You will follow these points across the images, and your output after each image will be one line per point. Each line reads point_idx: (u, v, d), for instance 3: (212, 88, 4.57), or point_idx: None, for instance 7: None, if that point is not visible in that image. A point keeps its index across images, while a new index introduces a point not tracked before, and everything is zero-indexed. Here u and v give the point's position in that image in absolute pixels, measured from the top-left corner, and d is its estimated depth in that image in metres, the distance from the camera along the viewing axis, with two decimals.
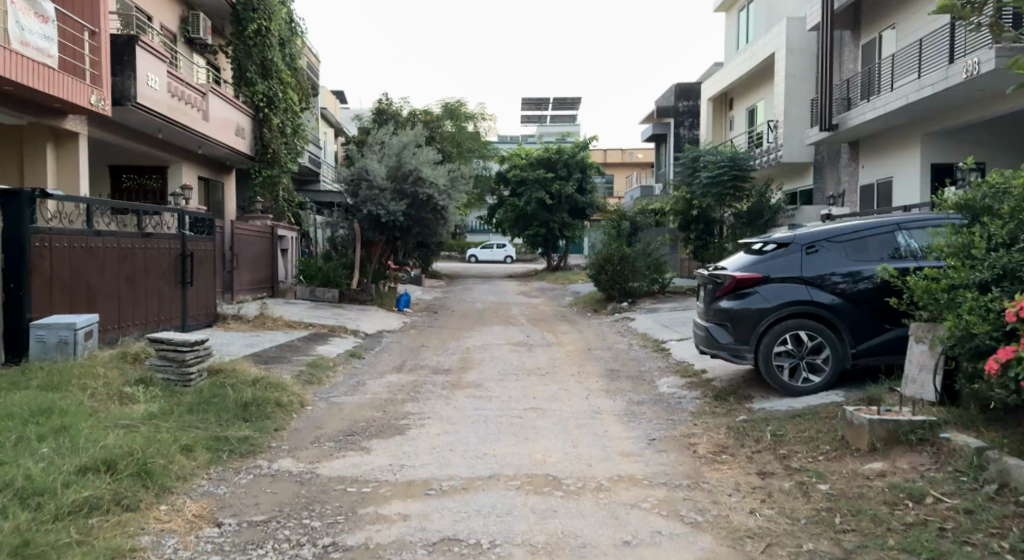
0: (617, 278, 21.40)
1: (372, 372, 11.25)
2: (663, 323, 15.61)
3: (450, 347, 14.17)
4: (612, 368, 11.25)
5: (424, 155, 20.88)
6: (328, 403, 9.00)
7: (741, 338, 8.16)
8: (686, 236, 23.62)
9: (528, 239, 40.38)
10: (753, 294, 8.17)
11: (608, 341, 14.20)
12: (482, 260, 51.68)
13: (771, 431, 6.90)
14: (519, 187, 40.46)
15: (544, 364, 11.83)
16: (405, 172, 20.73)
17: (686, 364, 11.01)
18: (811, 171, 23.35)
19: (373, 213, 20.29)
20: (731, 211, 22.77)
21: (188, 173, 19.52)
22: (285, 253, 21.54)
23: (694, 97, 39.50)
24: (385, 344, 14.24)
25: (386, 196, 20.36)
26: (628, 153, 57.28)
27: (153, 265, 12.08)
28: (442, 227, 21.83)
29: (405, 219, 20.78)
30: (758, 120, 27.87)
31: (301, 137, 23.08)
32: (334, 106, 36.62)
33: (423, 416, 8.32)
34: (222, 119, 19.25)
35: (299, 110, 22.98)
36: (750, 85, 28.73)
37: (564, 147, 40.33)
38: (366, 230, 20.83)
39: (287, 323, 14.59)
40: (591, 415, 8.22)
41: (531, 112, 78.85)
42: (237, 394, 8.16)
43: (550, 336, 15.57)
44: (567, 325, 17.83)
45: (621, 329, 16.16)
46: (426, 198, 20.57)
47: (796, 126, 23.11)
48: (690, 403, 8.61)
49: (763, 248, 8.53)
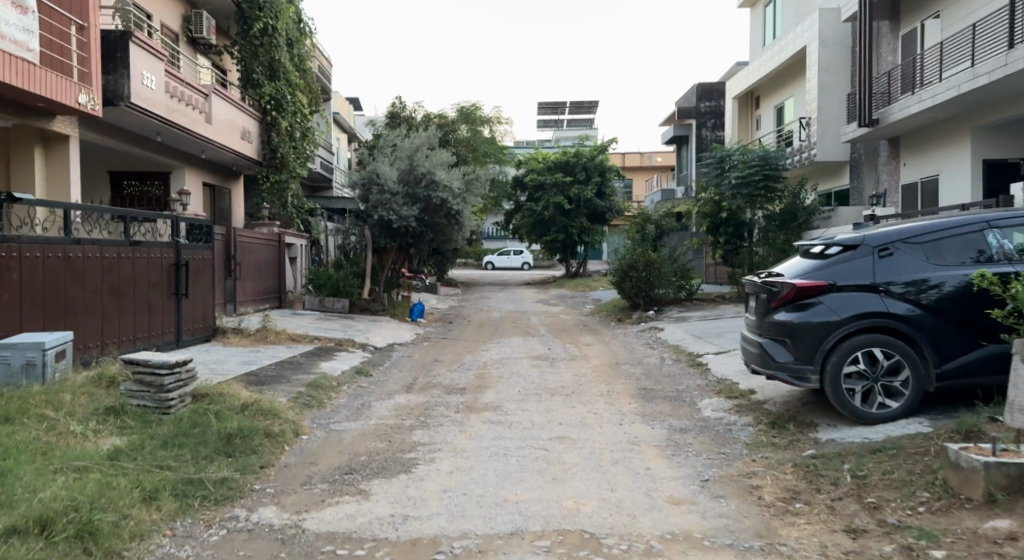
0: (642, 285, 20.19)
1: (380, 392, 10.18)
2: (696, 334, 14.43)
3: (466, 362, 13.08)
4: (645, 386, 10.10)
5: (438, 156, 19.83)
6: (327, 431, 7.94)
7: (804, 356, 7.04)
8: (715, 240, 22.49)
9: (546, 245, 39.27)
10: (817, 305, 7.04)
11: (637, 355, 13.05)
12: (499, 267, 50.63)
13: (851, 471, 5.77)
14: (537, 191, 39.38)
15: (569, 382, 10.70)
16: (418, 175, 19.66)
17: (729, 382, 9.83)
18: (847, 170, 22.09)
19: (384, 218, 19.27)
20: (762, 213, 21.59)
21: (190, 179, 18.60)
22: (293, 261, 20.59)
23: (716, 97, 38.23)
24: (395, 359, 13.16)
25: (398, 201, 19.36)
26: (647, 157, 56.00)
27: (142, 275, 11.08)
28: (457, 233, 20.78)
29: (417, 225, 19.72)
30: (789, 118, 26.55)
31: (310, 142, 22.05)
32: (347, 110, 35.67)
33: (433, 448, 7.23)
34: (227, 121, 18.32)
35: (308, 113, 21.95)
36: (779, 82, 27.49)
37: (582, 150, 39.25)
38: (377, 236, 19.81)
39: (291, 337, 13.57)
40: (627, 446, 7.09)
41: (548, 116, 77.83)
42: (221, 424, 7.11)
43: (574, 349, 14.43)
44: (590, 335, 16.70)
45: (650, 340, 15.00)
46: (439, 202, 19.50)
47: (831, 122, 21.87)
48: (741, 431, 7.49)
49: (826, 251, 7.39)
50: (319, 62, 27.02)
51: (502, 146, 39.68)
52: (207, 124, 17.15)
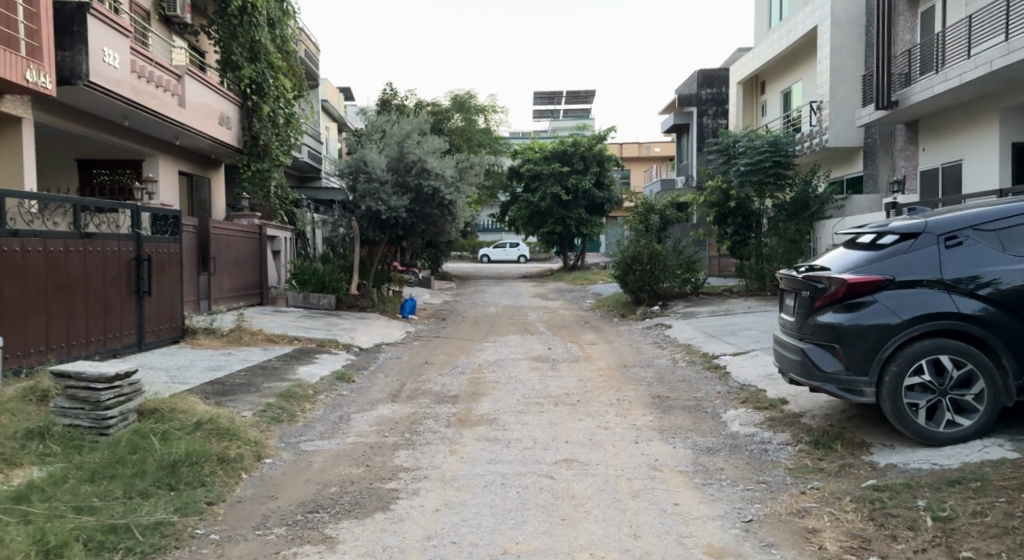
0: (647, 279, 19.02)
1: (362, 402, 9.05)
2: (708, 332, 13.33)
3: (460, 364, 11.96)
4: (659, 394, 8.98)
5: (429, 143, 18.67)
6: (296, 453, 6.82)
7: (856, 365, 5.98)
8: (722, 231, 21.41)
9: (543, 238, 38.13)
10: (871, 304, 5.98)
11: (646, 356, 11.93)
12: (494, 260, 49.44)
13: (929, 511, 4.70)
14: (533, 182, 38.17)
15: (573, 388, 9.58)
16: (408, 164, 18.49)
17: (755, 390, 8.72)
18: (860, 156, 20.97)
19: (372, 209, 18.10)
20: (771, 202, 20.51)
21: (164, 168, 17.41)
22: (276, 255, 19.45)
23: (717, 84, 37.05)
24: (382, 361, 12.02)
25: (387, 189, 18.18)
26: (645, 147, 54.80)
27: (97, 272, 9.93)
28: (450, 225, 19.64)
29: (408, 216, 18.55)
30: (797, 104, 25.36)
31: (295, 128, 20.77)
32: (337, 98, 34.40)
33: (418, 474, 6.12)
34: (202, 105, 17.13)
35: (292, 98, 20.70)
36: (786, 66, 26.37)
37: (580, 139, 38.09)
38: (365, 228, 18.64)
39: (267, 337, 12.43)
40: (648, 472, 6.00)
41: (544, 107, 76.59)
42: (165, 449, 6.00)
43: (576, 349, 13.30)
44: (593, 333, 15.61)
45: (658, 339, 13.89)
46: (431, 191, 18.34)
47: (844, 106, 20.79)
48: (779, 452, 6.40)
49: (879, 242, 6.32)
50: (304, 46, 25.77)
51: (498, 136, 38.48)
52: (180, 108, 15.98)
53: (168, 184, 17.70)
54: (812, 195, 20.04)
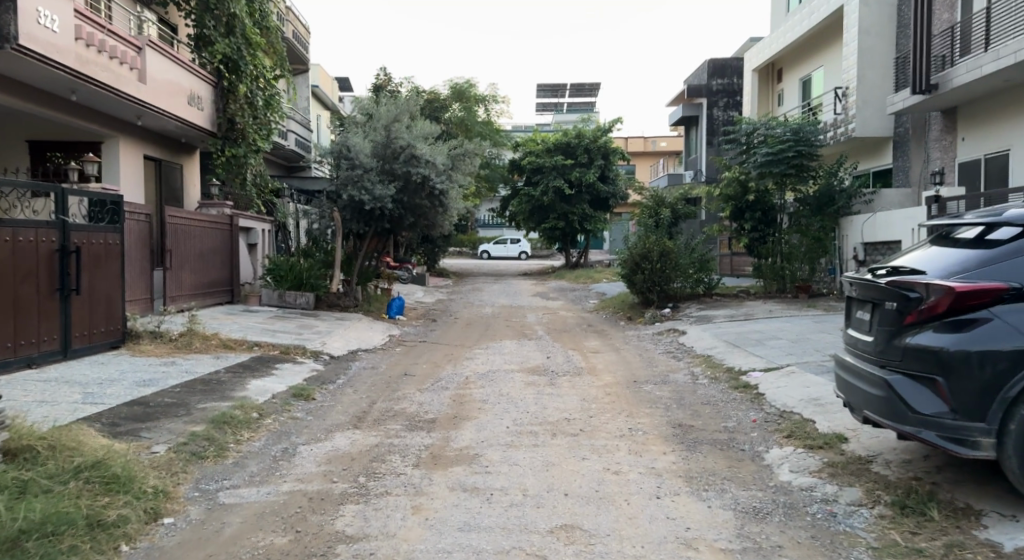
0: (657, 279, 17.30)
1: (316, 429, 7.40)
2: (730, 340, 11.64)
3: (443, 377, 10.29)
4: (681, 422, 7.32)
5: (419, 125, 17.03)
6: (209, 508, 5.18)
7: (965, 405, 4.39)
8: (738, 227, 19.71)
9: (545, 233, 36.49)
10: (988, 323, 4.39)
11: (658, 369, 10.26)
12: (494, 257, 47.79)
13: None
14: (535, 175, 36.47)
15: (574, 412, 7.91)
16: (396, 149, 16.81)
17: (799, 420, 7.05)
18: (890, 147, 19.29)
19: (355, 198, 16.41)
20: (793, 196, 18.81)
21: (126, 152, 15.80)
22: (253, 248, 17.82)
23: (729, 74, 35.34)
24: (353, 373, 10.37)
25: (372, 176, 16.50)
26: (651, 141, 53.08)
27: (5, 264, 8.35)
28: (442, 217, 17.98)
29: (394, 207, 16.88)
30: (818, 91, 23.67)
31: (275, 110, 19.25)
32: (330, 85, 32.73)
33: (363, 547, 4.49)
34: (169, 83, 15.53)
35: (272, 78, 19.14)
36: (806, 51, 24.65)
37: (584, 131, 36.42)
38: (348, 220, 16.97)
39: (223, 343, 10.78)
40: (677, 552, 4.33)
41: (547, 100, 74.85)
42: (13, 512, 4.36)
43: (579, 359, 11.62)
44: (598, 339, 13.94)
45: (672, 348, 12.20)
46: (419, 179, 16.66)
47: (872, 92, 19.13)
48: (852, 519, 4.77)
49: (990, 236, 4.69)
50: (291, 27, 24.10)
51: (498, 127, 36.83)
52: (141, 84, 14.38)
53: (131, 169, 16.07)
54: (837, 189, 18.37)
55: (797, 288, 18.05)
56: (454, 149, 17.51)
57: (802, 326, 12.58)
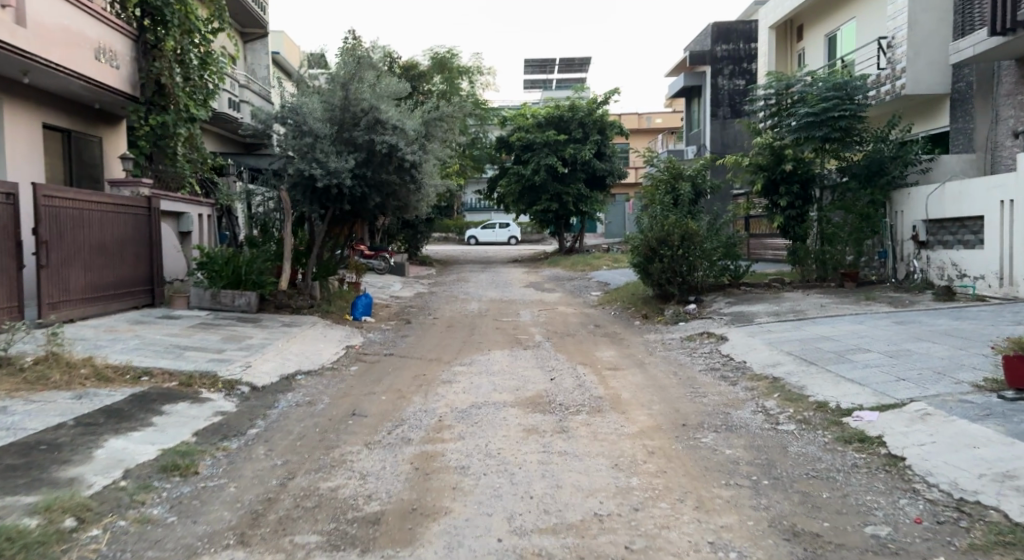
0: (679, 268, 14.21)
1: (173, 547, 4.34)
2: (799, 354, 8.61)
3: (407, 417, 7.23)
4: (794, 527, 4.29)
5: (385, 83, 13.85)
6: None
7: None
8: (769, 203, 16.58)
9: (536, 216, 33.45)
10: None
11: (711, 405, 7.23)
12: (483, 243, 44.75)
13: None
14: (525, 152, 33.31)
15: (606, 498, 4.87)
16: (357, 112, 13.62)
17: (1009, 530, 4.03)
18: (947, 107, 16.27)
19: (304, 173, 13.25)
20: (835, 165, 15.76)
21: (15, 120, 12.61)
22: (185, 236, 14.94)
23: (734, 39, 32.11)
24: (278, 414, 7.31)
25: (325, 145, 13.33)
26: (646, 118, 49.89)
27: None
28: (415, 198, 14.83)
29: (354, 184, 13.70)
30: (851, 48, 20.61)
31: (213, 69, 16.18)
32: (296, 54, 29.37)
33: None
34: (61, 29, 12.33)
35: (209, 31, 15.99)
36: (835, 3, 21.57)
37: (578, 102, 33.20)
38: (298, 202, 13.81)
39: (96, 374, 7.66)
40: None
41: (535, 77, 71.44)
42: None
43: (595, 383, 8.56)
44: (613, 349, 10.87)
45: (716, 364, 9.16)
46: (385, 149, 13.49)
47: (926, 41, 16.23)
48: None
49: None
50: None
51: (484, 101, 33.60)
52: (20, 28, 11.18)
53: (24, 141, 12.88)
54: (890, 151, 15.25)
55: (842, 275, 15.29)
56: (430, 112, 14.35)
57: (884, 329, 9.60)
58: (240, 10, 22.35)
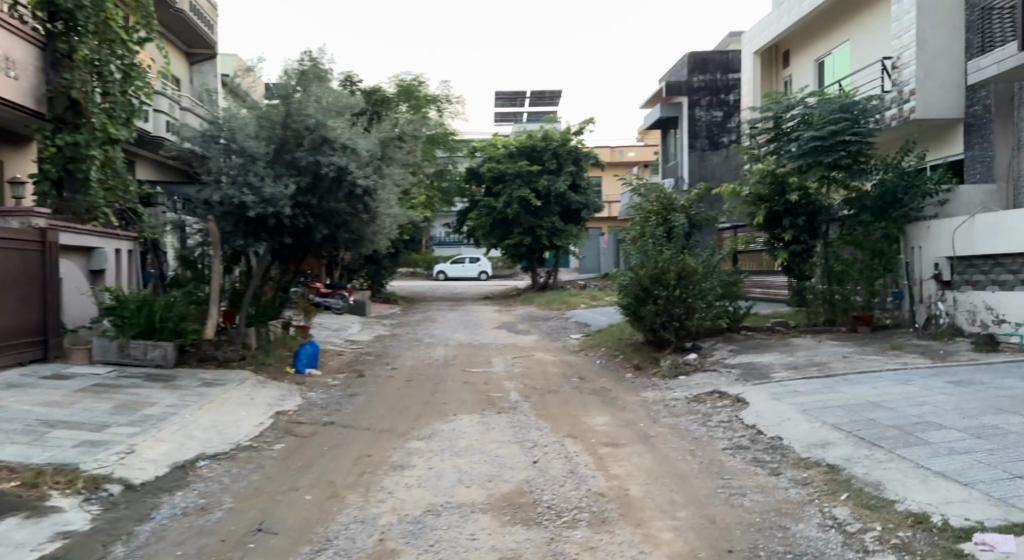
0: (675, 311, 12.26)
1: None
2: (853, 431, 6.66)
3: (337, 534, 5.14)
4: None
5: (334, 97, 11.91)
6: None
7: None
8: (772, 237, 14.72)
9: (507, 251, 31.57)
10: None
11: (757, 512, 5.25)
12: (452, 278, 42.79)
13: None
14: (495, 184, 31.48)
15: None
16: (300, 129, 11.59)
17: None
18: (960, 131, 14.61)
19: (234, 200, 11.19)
20: (844, 196, 14.02)
21: None
22: (97, 274, 12.92)
23: (712, 69, 30.43)
24: (151, 532, 5.17)
25: (260, 167, 11.32)
26: (618, 151, 48.26)
27: None
28: (371, 231, 12.83)
29: (296, 214, 11.65)
30: (845, 72, 19.06)
31: (138, 83, 13.98)
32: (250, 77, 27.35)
33: None
34: None
35: (133, 40, 13.88)
36: (823, 25, 20.09)
37: (551, 132, 31.45)
38: (228, 234, 11.72)
39: None
40: None
41: (506, 109, 70.12)
42: None
43: (592, 470, 6.51)
44: (607, 415, 8.84)
45: (741, 440, 7.17)
46: (333, 173, 11.48)
47: (941, 59, 14.57)
48: None
49: None
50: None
51: (451, 131, 31.73)
52: None
53: None
54: (907, 169, 13.44)
55: (856, 318, 13.48)
56: (387, 130, 12.43)
57: (946, 393, 7.70)
58: (184, 28, 20.29)
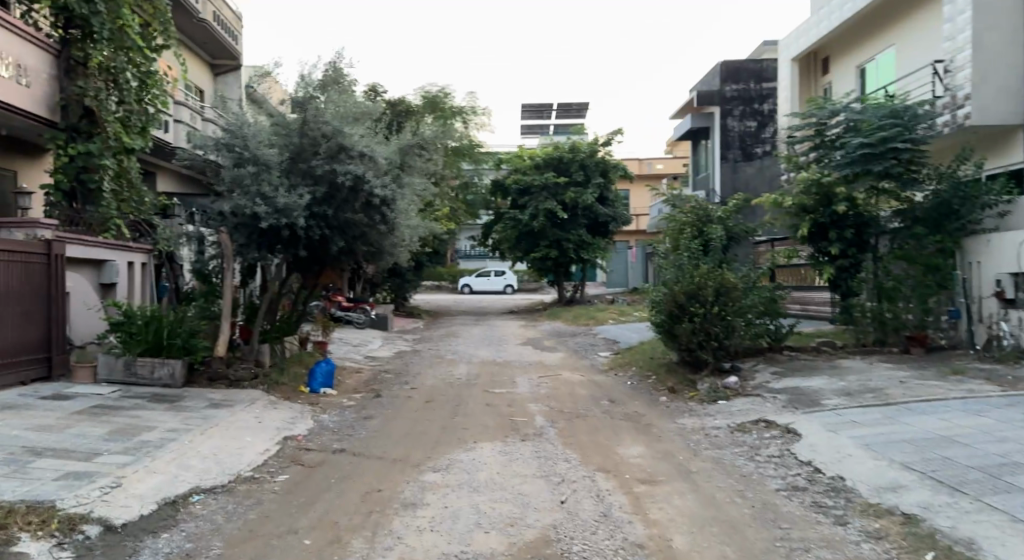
0: (715, 330, 11.45)
1: None
2: (928, 473, 5.84)
3: None
4: None
5: (353, 104, 11.34)
6: None
7: None
8: (816, 251, 13.87)
9: (533, 265, 30.89)
10: None
11: None
12: (477, 291, 42.19)
13: None
14: (522, 196, 30.85)
15: None
16: (317, 137, 11.02)
17: None
18: (1020, 138, 13.66)
19: (245, 211, 10.63)
20: (894, 208, 13.14)
21: None
22: (108, 288, 12.47)
23: (745, 78, 29.48)
24: None
25: (274, 176, 10.76)
26: (647, 163, 47.45)
27: None
28: (390, 243, 12.20)
29: (311, 225, 11.06)
30: (890, 79, 18.16)
31: (155, 91, 13.50)
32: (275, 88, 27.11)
33: None
34: None
35: (151, 47, 13.41)
36: (865, 31, 19.23)
37: (579, 143, 30.76)
38: (240, 246, 11.16)
39: None
40: None
41: (532, 122, 69.67)
42: None
43: (628, 514, 5.75)
44: (642, 445, 8.07)
45: (795, 479, 6.38)
46: (349, 182, 10.87)
47: (997, 62, 13.66)
48: None
49: None
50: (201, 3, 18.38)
51: (477, 142, 31.19)
52: None
53: None
54: (962, 179, 12.54)
55: (908, 339, 12.56)
56: (408, 139, 11.80)
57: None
58: (210, 39, 19.92)
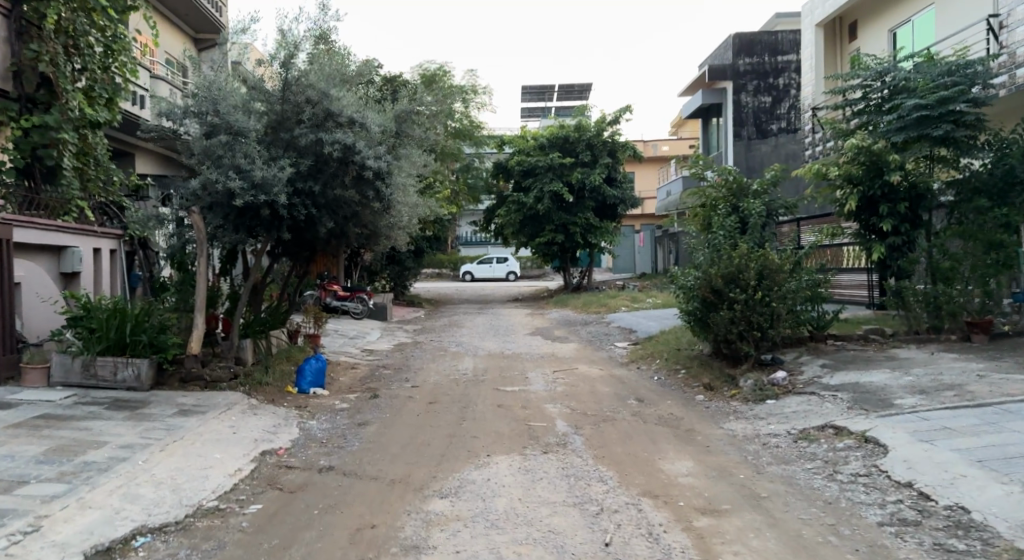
0: (757, 318, 10.07)
1: None
2: None
3: None
4: None
5: (341, 65, 9.95)
6: None
7: None
8: (863, 228, 12.53)
9: (538, 250, 29.50)
10: None
11: None
12: (479, 279, 40.83)
13: None
14: (525, 178, 29.37)
15: None
16: (300, 101, 9.62)
17: None
18: None
19: (218, 187, 9.24)
20: (949, 179, 11.76)
21: None
22: (70, 278, 11.13)
23: (759, 51, 27.82)
24: None
25: (251, 147, 9.37)
26: (652, 143, 45.90)
27: None
28: (386, 223, 10.83)
29: (295, 203, 9.68)
30: (930, 40, 16.66)
31: (122, 58, 12.14)
32: None
33: None
34: None
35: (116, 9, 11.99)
36: None
37: (586, 121, 29.24)
38: (215, 228, 9.78)
39: None
40: None
41: (533, 104, 68.04)
42: None
43: None
44: (690, 459, 6.72)
45: (899, 511, 5.02)
46: (338, 153, 9.49)
47: None
48: None
49: None
50: None
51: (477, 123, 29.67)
52: None
53: None
54: None
55: (969, 325, 10.98)
56: (405, 105, 10.44)
57: None
58: (189, 9, 18.37)
